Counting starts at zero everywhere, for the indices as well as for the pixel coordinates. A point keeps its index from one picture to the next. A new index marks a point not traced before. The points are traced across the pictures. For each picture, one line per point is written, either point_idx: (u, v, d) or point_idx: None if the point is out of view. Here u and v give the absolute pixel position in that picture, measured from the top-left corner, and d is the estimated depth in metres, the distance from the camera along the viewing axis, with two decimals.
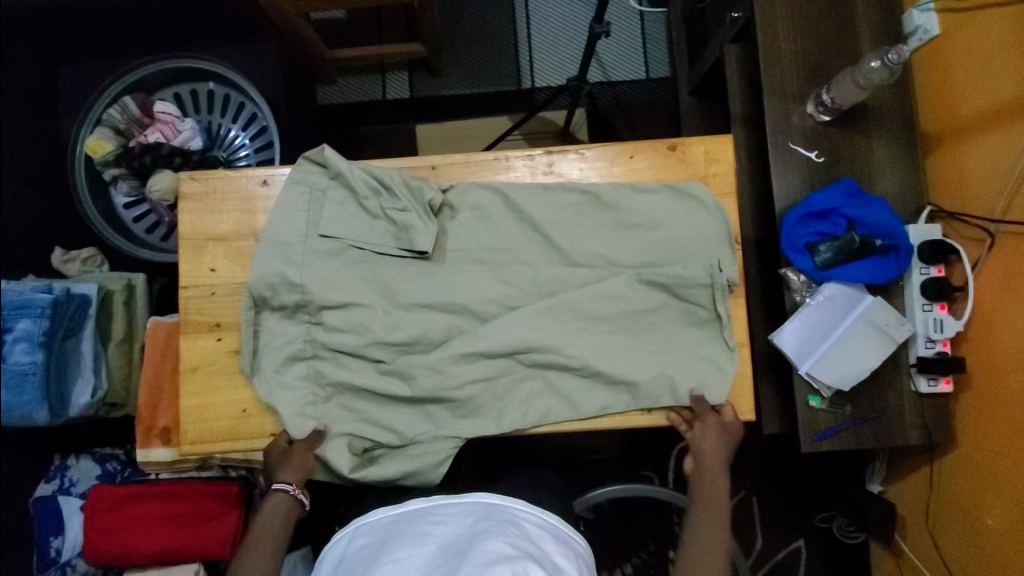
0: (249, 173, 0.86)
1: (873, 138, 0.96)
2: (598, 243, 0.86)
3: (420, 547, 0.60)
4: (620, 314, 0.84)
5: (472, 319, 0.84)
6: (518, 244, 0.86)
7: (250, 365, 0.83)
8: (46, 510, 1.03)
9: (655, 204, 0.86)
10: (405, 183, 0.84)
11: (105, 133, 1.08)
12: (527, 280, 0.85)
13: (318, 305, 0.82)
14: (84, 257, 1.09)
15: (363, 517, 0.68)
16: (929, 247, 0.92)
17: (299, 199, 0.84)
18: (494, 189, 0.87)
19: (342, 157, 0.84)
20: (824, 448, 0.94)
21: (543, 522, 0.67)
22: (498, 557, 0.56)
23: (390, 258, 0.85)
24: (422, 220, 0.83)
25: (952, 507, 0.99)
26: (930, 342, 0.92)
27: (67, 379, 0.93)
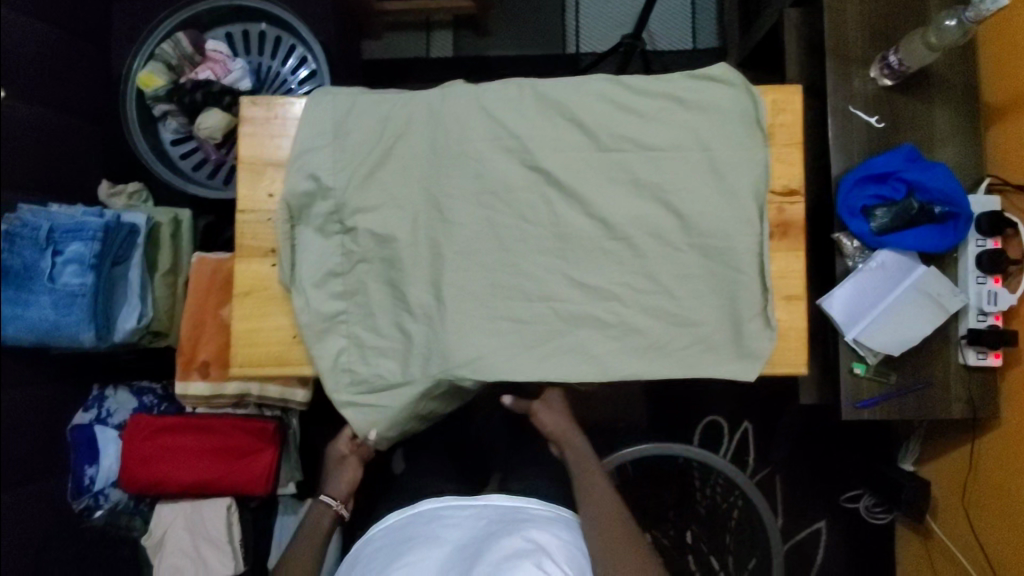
0: (293, 113, 0.79)
1: (933, 108, 0.95)
2: (632, 199, 0.76)
3: (432, 552, 0.72)
4: (669, 199, 0.76)
5: (534, 283, 0.76)
6: (563, 209, 0.77)
7: (289, 276, 0.76)
8: (82, 437, 1.05)
9: (740, 154, 0.75)
10: (443, 148, 0.77)
11: (156, 67, 1.09)
12: (577, 238, 0.76)
13: (351, 207, 0.76)
14: (129, 191, 1.10)
15: (379, 522, 0.80)
16: (987, 218, 0.90)
17: (329, 159, 0.76)
18: (534, 166, 0.77)
19: (359, 138, 0.76)
20: (866, 417, 0.93)
21: (548, 519, 0.77)
22: (509, 555, 0.67)
23: (455, 206, 0.76)
24: (467, 184, 0.76)
25: (992, 487, 0.97)
26: (982, 314, 0.91)
27: (113, 304, 0.93)
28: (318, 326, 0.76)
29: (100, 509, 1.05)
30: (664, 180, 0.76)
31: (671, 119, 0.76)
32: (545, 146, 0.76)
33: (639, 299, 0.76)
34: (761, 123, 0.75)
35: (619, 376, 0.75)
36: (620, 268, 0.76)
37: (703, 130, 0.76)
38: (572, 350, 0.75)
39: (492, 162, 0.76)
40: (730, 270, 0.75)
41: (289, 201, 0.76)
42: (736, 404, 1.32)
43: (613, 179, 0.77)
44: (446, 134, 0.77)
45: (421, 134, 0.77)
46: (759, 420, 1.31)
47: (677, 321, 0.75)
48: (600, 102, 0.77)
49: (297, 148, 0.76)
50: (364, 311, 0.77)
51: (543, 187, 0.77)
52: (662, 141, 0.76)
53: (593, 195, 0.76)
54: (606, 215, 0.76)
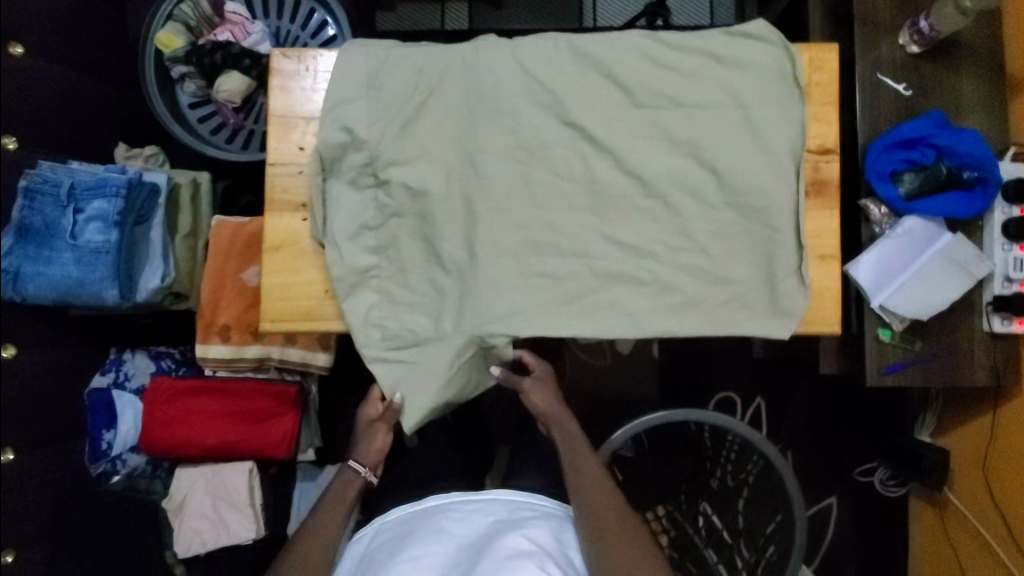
0: (324, 66, 0.78)
1: (961, 75, 0.95)
2: (668, 156, 0.76)
3: (438, 545, 0.77)
4: (706, 156, 0.75)
5: (569, 239, 0.76)
6: (598, 165, 0.76)
7: (321, 230, 0.75)
8: (100, 402, 1.04)
9: (776, 111, 0.75)
10: (477, 103, 0.76)
11: (175, 28, 1.07)
12: (612, 195, 0.76)
13: (385, 160, 0.75)
14: (146, 154, 1.09)
15: (387, 514, 0.85)
16: (1014, 185, 0.90)
17: (362, 111, 0.75)
18: (569, 122, 0.76)
19: (392, 91, 0.76)
20: (890, 383, 0.93)
21: (549, 518, 0.83)
22: (515, 550, 0.73)
23: (490, 161, 0.76)
24: (501, 139, 0.76)
25: (1011, 456, 0.98)
26: (1007, 281, 0.91)
27: (136, 263, 0.92)
28: (350, 281, 0.75)
29: (118, 474, 1.04)
30: (700, 137, 0.75)
31: (708, 76, 0.76)
32: (581, 101, 0.76)
33: (674, 257, 0.75)
34: (799, 81, 0.75)
35: (653, 333, 0.74)
36: (655, 226, 0.76)
37: (739, 87, 0.75)
38: (605, 307, 0.75)
39: (527, 117, 0.76)
40: (766, 227, 0.75)
41: (322, 153, 0.75)
42: (749, 380, 1.32)
43: (648, 136, 0.76)
44: (480, 88, 0.76)
45: (455, 88, 0.76)
46: (772, 395, 1.32)
47: (711, 279, 0.75)
48: (636, 58, 0.76)
49: (330, 101, 0.75)
50: (396, 266, 0.76)
51: (578, 143, 0.76)
52: (699, 98, 0.76)
53: (628, 152, 0.75)
54: (642, 172, 0.75)
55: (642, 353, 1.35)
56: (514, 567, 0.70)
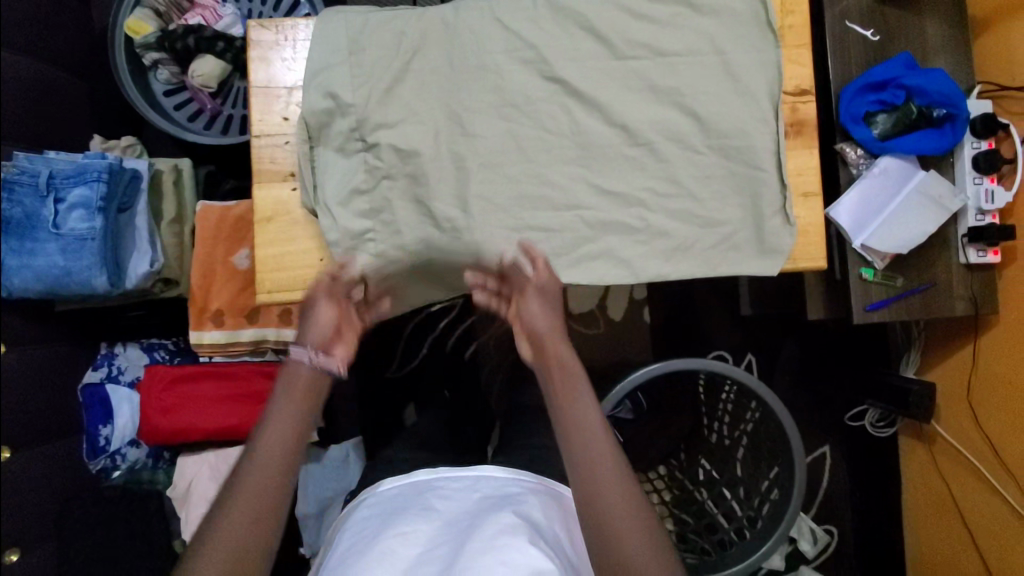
0: (305, 31, 0.78)
1: (926, 18, 0.98)
2: (651, 105, 0.77)
3: (425, 524, 0.69)
4: (688, 103, 0.77)
5: (560, 192, 0.77)
6: (583, 118, 0.77)
7: (312, 197, 0.76)
8: (95, 397, 1.02)
9: (753, 56, 0.77)
10: (460, 63, 0.76)
11: (144, 13, 1.05)
12: (598, 146, 0.77)
13: (372, 123, 0.75)
14: (122, 145, 1.07)
15: (373, 495, 0.77)
16: (981, 120, 0.94)
17: (343, 77, 0.75)
18: (552, 78, 0.77)
19: (374, 55, 0.76)
20: (875, 319, 0.97)
21: (547, 500, 0.74)
22: (505, 527, 0.64)
23: (477, 120, 0.76)
24: (486, 98, 0.77)
25: (993, 384, 1.02)
26: (981, 214, 0.95)
27: (123, 250, 0.91)
28: (346, 245, 0.75)
29: (118, 469, 1.04)
30: (681, 85, 0.77)
31: (685, 25, 0.77)
32: (562, 56, 0.77)
33: (664, 203, 0.77)
34: (774, 24, 0.76)
35: (648, 278, 0.76)
36: (643, 174, 0.77)
37: (718, 34, 0.77)
38: (600, 255, 0.77)
39: (511, 75, 0.77)
40: (750, 168, 0.77)
41: (308, 120, 0.75)
42: (739, 336, 1.35)
43: (630, 86, 0.77)
44: (461, 48, 0.76)
45: (437, 49, 0.77)
46: (762, 350, 1.35)
47: (701, 222, 0.77)
48: (614, 10, 0.77)
49: (311, 69, 0.75)
50: (390, 230, 0.77)
51: (562, 98, 0.77)
52: (676, 46, 0.77)
53: (612, 103, 0.77)
54: (627, 122, 0.77)
55: (634, 318, 1.37)
56: (500, 549, 0.61)
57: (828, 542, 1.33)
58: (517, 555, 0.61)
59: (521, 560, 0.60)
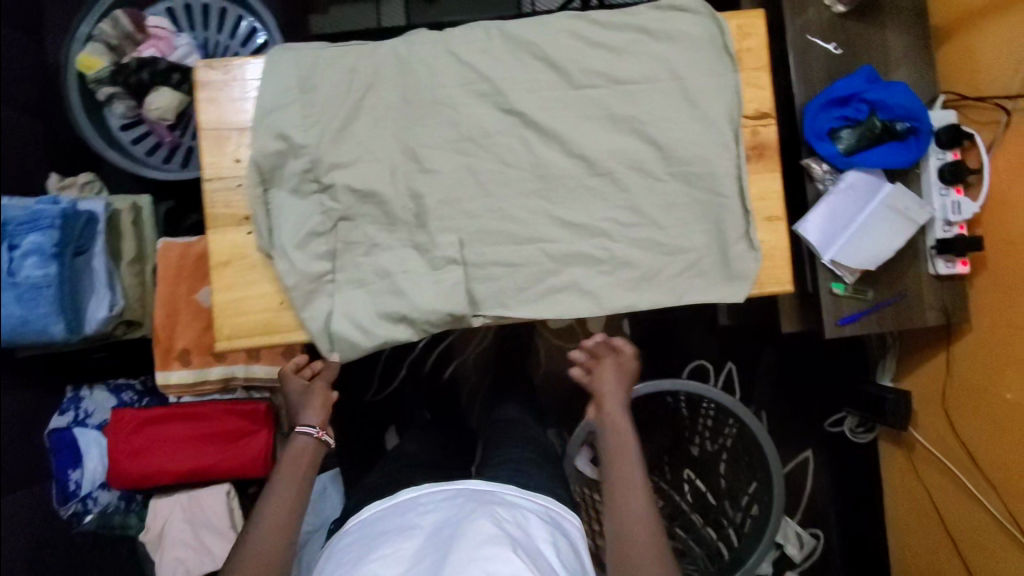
0: (257, 69, 0.77)
1: (887, 31, 0.98)
2: (610, 133, 0.76)
3: (406, 542, 0.67)
4: (647, 130, 0.76)
5: (521, 226, 0.76)
6: (542, 149, 0.76)
7: (267, 241, 0.74)
8: (62, 442, 1.01)
9: (711, 80, 0.76)
10: (414, 98, 0.75)
11: (97, 49, 1.03)
12: (558, 177, 0.76)
13: (326, 164, 0.74)
14: (81, 182, 1.05)
15: (355, 515, 0.75)
16: (946, 132, 0.93)
17: (294, 117, 0.74)
18: (509, 110, 0.76)
19: (326, 93, 0.74)
20: (848, 333, 0.96)
21: (532, 509, 0.73)
22: (487, 538, 0.63)
23: (434, 156, 0.75)
24: (443, 132, 0.75)
25: (968, 392, 1.02)
26: (948, 224, 0.94)
27: (81, 294, 0.88)
28: (304, 289, 0.73)
29: (90, 514, 1.01)
30: (640, 112, 0.76)
31: (642, 52, 0.76)
32: (518, 86, 0.75)
33: (628, 234, 0.76)
34: (730, 48, 0.76)
35: (613, 309, 0.75)
36: (605, 204, 0.76)
37: (675, 60, 0.76)
38: (564, 287, 0.75)
39: (467, 108, 0.75)
40: (713, 194, 0.76)
41: (260, 163, 0.73)
42: (717, 347, 1.35)
43: (588, 116, 0.76)
44: (415, 83, 0.75)
45: (391, 85, 0.75)
46: (741, 359, 1.35)
47: (666, 250, 0.76)
48: (568, 39, 0.76)
49: (263, 110, 0.74)
50: (348, 270, 0.75)
51: (519, 130, 0.76)
52: (634, 74, 0.76)
53: (570, 133, 0.75)
54: (586, 152, 0.75)
55: (613, 333, 1.36)
56: (484, 559, 0.60)
57: (814, 546, 1.32)
58: (500, 565, 0.60)
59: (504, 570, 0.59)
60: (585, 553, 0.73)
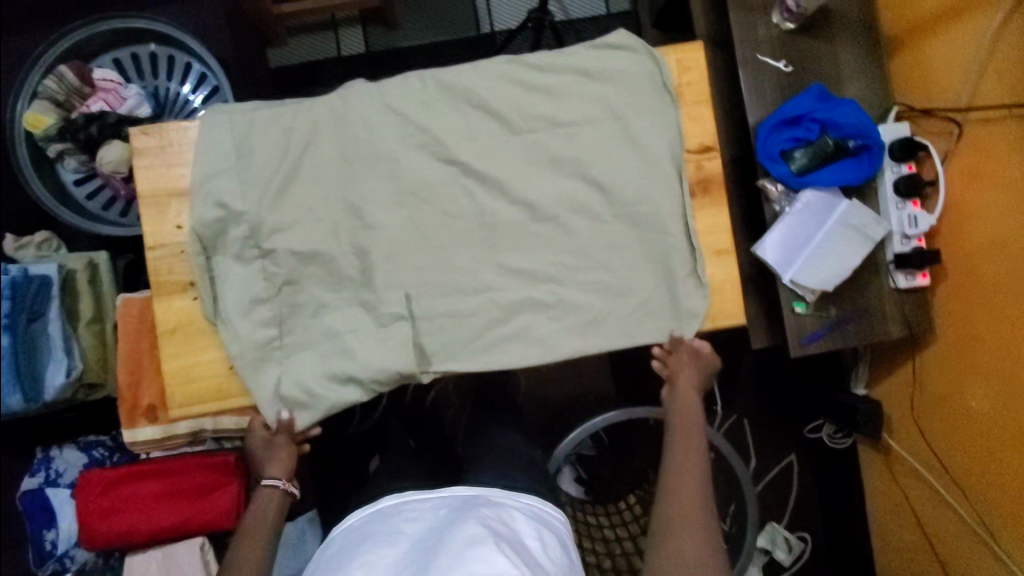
0: (192, 129, 0.76)
1: (838, 44, 0.97)
2: (552, 177, 0.75)
3: (390, 549, 0.62)
4: (589, 171, 0.75)
5: (468, 277, 0.75)
6: (485, 196, 0.75)
7: (213, 310, 0.74)
8: (35, 505, 1.00)
9: (650, 116, 0.75)
10: (354, 154, 0.74)
11: (43, 106, 1.01)
12: (503, 224, 0.75)
13: (267, 228, 0.73)
14: (38, 241, 1.03)
15: (339, 525, 0.70)
16: (899, 144, 0.92)
17: (232, 178, 0.73)
18: (450, 159, 0.75)
19: (264, 153, 0.73)
20: (812, 351, 0.95)
21: (519, 506, 0.70)
22: (471, 539, 0.59)
23: (376, 210, 0.74)
24: (384, 186, 0.75)
25: (937, 400, 1.02)
26: (906, 237, 0.94)
27: (37, 361, 0.87)
28: (251, 355, 0.73)
29: (69, 572, 1.01)
30: (581, 154, 0.75)
31: (582, 93, 0.75)
32: (458, 136, 0.75)
33: (577, 279, 0.75)
34: (669, 85, 0.75)
35: (564, 355, 0.74)
36: (551, 249, 0.75)
37: (616, 102, 0.75)
38: (514, 336, 0.75)
39: (407, 161, 0.75)
40: (658, 233, 0.75)
41: (199, 233, 0.73)
42: None
43: (530, 160, 0.75)
44: (354, 138, 0.74)
45: (328, 142, 0.74)
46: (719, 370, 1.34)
47: (614, 292, 0.75)
48: (506, 84, 0.75)
49: (201, 175, 0.73)
50: (297, 330, 0.75)
51: (461, 180, 0.75)
52: (574, 116, 0.75)
53: (512, 180, 0.75)
54: (529, 198, 0.75)
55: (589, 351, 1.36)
56: (470, 561, 0.56)
57: (803, 549, 1.31)
58: (486, 566, 0.55)
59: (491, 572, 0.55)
60: (576, 549, 0.69)
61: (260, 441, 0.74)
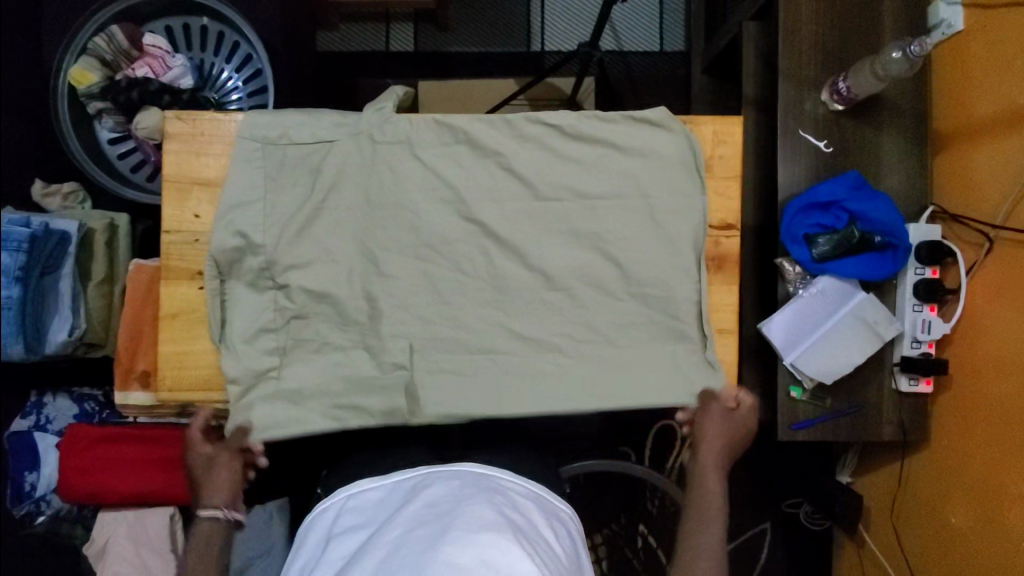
0: (225, 122, 0.76)
1: (884, 133, 0.94)
2: (568, 232, 0.75)
3: (405, 511, 0.61)
4: (606, 233, 0.75)
5: (470, 316, 0.75)
6: (499, 239, 0.75)
7: (219, 336, 0.75)
8: (23, 445, 1.02)
9: (675, 188, 0.75)
10: (379, 178, 0.75)
11: (89, 63, 1.02)
12: (512, 270, 0.75)
13: (282, 265, 0.74)
14: (65, 192, 1.04)
15: (353, 487, 0.69)
16: (927, 247, 0.91)
17: (256, 181, 0.75)
18: (470, 197, 0.75)
19: (295, 166, 0.75)
20: (800, 438, 0.94)
21: (530, 493, 0.68)
22: (486, 522, 0.57)
23: (391, 234, 0.75)
24: (401, 212, 0.75)
25: (919, 506, 1.00)
26: (916, 342, 0.92)
27: (44, 315, 0.90)
28: (249, 383, 0.74)
29: (43, 515, 1.02)
30: (601, 216, 0.75)
31: (609, 164, 0.76)
32: (483, 178, 0.75)
33: (579, 350, 0.76)
34: (700, 165, 0.75)
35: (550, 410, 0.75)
36: (555, 303, 0.76)
37: (644, 177, 0.75)
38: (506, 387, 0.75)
39: (429, 192, 0.75)
40: (668, 318, 0.75)
41: (217, 258, 0.74)
42: None
43: (550, 211, 0.75)
44: (382, 161, 0.75)
45: (355, 176, 0.75)
46: None
47: (611, 361, 0.76)
48: (539, 134, 0.76)
49: (229, 172, 0.74)
50: (295, 340, 0.76)
51: (478, 218, 0.75)
52: (600, 188, 0.75)
53: (530, 228, 0.75)
54: (544, 254, 0.75)
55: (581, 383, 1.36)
56: (482, 545, 0.54)
57: None
58: (498, 553, 0.54)
59: (503, 560, 0.53)
60: (584, 542, 0.68)
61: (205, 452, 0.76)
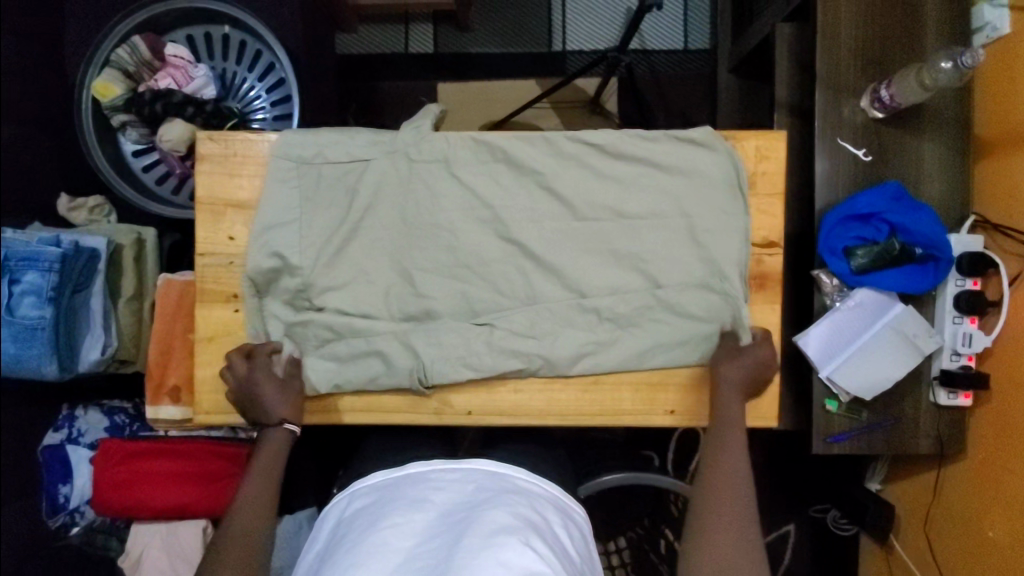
0: (256, 141, 0.75)
1: (924, 141, 0.92)
2: (607, 252, 0.74)
3: (419, 514, 0.58)
4: (647, 253, 0.74)
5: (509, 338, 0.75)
6: (538, 260, 0.74)
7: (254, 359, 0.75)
8: (55, 458, 1.01)
9: (717, 208, 0.74)
10: (415, 197, 0.74)
11: (112, 75, 1.01)
12: (550, 291, 0.74)
13: (319, 287, 0.74)
14: (91, 206, 1.04)
15: (362, 480, 0.67)
16: (968, 258, 0.89)
17: (290, 202, 0.74)
18: (507, 217, 0.74)
19: (331, 187, 0.74)
20: (836, 451, 0.93)
21: (545, 492, 0.65)
22: (498, 530, 0.55)
23: (428, 255, 0.74)
24: (437, 232, 0.74)
25: (955, 518, 0.99)
26: (956, 355, 0.91)
27: (76, 335, 0.90)
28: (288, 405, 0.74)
29: (78, 525, 1.03)
30: (641, 235, 0.74)
31: (649, 183, 0.74)
32: (521, 196, 0.74)
33: (618, 371, 0.75)
34: (743, 183, 0.74)
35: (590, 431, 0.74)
36: (595, 323, 0.74)
37: (685, 197, 0.74)
38: (546, 408, 0.75)
39: (465, 211, 0.74)
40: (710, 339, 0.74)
41: (254, 279, 0.73)
42: None
43: (590, 230, 0.74)
44: (417, 180, 0.74)
45: (390, 197, 0.74)
46: None
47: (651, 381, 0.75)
48: (577, 153, 0.74)
49: (263, 193, 0.74)
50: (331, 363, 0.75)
51: (515, 237, 0.74)
52: (639, 208, 0.74)
53: (569, 249, 0.74)
54: (583, 275, 0.74)
55: None
56: (497, 548, 0.53)
57: None
58: (514, 554, 0.52)
59: (519, 562, 0.52)
60: (595, 544, 0.66)
61: (270, 381, 0.72)
